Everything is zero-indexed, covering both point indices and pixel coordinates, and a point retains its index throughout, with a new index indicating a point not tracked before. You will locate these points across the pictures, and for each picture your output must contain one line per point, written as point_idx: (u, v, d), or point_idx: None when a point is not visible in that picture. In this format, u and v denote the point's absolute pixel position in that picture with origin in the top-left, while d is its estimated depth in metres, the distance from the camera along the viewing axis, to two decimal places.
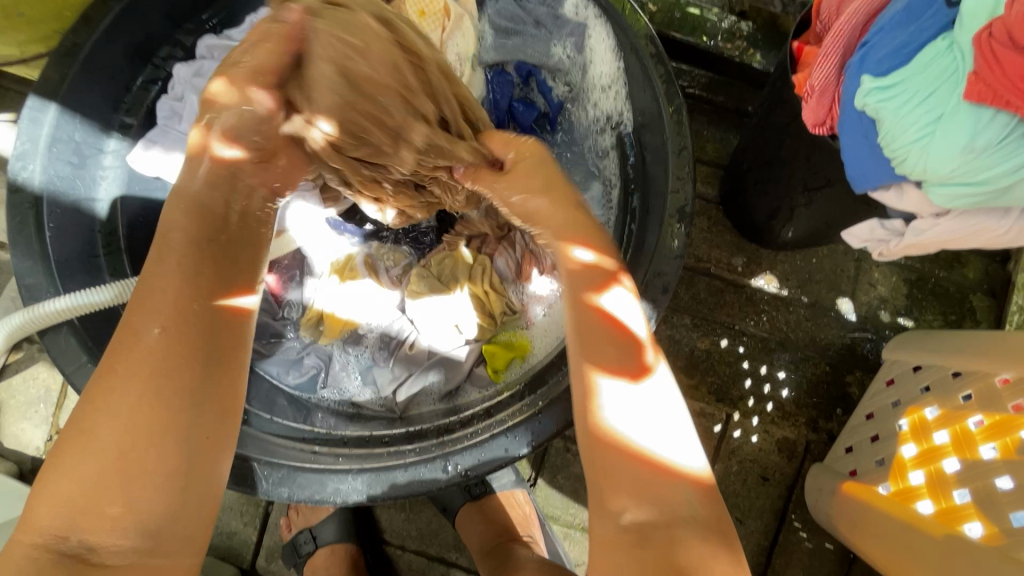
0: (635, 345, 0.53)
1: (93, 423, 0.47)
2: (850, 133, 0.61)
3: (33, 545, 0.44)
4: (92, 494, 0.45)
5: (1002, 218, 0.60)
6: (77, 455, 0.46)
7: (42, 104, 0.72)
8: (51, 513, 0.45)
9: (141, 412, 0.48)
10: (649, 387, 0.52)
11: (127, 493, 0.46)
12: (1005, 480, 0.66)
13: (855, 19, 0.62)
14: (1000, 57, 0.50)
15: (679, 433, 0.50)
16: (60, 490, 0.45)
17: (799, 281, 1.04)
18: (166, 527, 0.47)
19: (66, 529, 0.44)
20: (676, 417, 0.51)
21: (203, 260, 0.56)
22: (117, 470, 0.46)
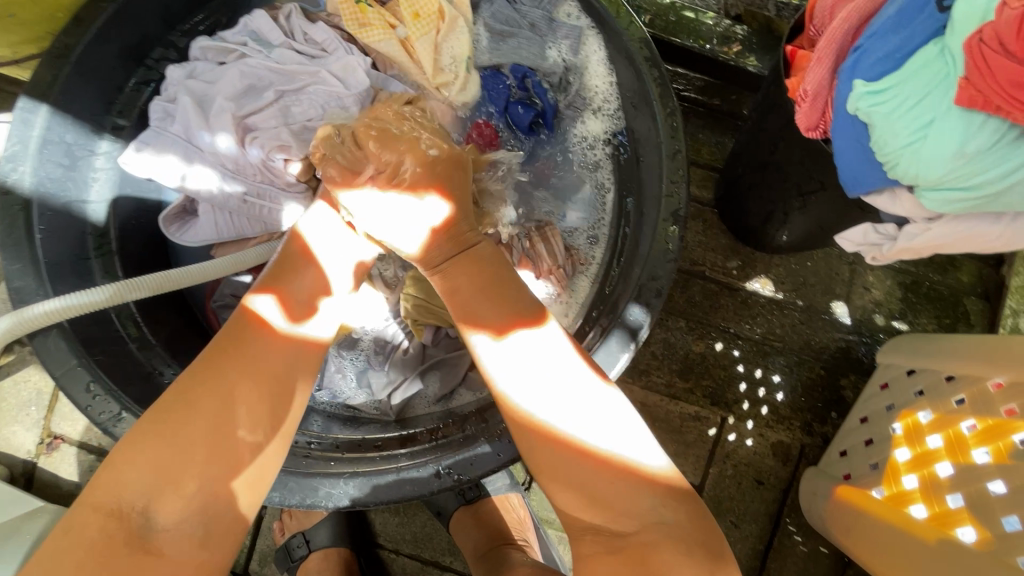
0: (573, 367, 0.58)
1: (192, 399, 0.53)
2: (843, 138, 0.61)
3: (106, 509, 0.48)
4: (178, 473, 0.50)
5: (994, 223, 0.60)
6: (167, 429, 0.51)
7: (33, 105, 0.71)
8: (141, 481, 0.49)
9: (233, 410, 0.53)
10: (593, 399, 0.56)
11: (201, 478, 0.51)
12: (998, 484, 0.66)
13: (848, 24, 0.63)
14: (991, 63, 0.49)
15: (623, 439, 0.55)
16: (148, 457, 0.50)
17: (794, 284, 1.05)
18: (221, 519, 0.52)
19: (141, 504, 0.49)
20: (625, 420, 0.56)
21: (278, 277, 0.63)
22: (203, 455, 0.51)
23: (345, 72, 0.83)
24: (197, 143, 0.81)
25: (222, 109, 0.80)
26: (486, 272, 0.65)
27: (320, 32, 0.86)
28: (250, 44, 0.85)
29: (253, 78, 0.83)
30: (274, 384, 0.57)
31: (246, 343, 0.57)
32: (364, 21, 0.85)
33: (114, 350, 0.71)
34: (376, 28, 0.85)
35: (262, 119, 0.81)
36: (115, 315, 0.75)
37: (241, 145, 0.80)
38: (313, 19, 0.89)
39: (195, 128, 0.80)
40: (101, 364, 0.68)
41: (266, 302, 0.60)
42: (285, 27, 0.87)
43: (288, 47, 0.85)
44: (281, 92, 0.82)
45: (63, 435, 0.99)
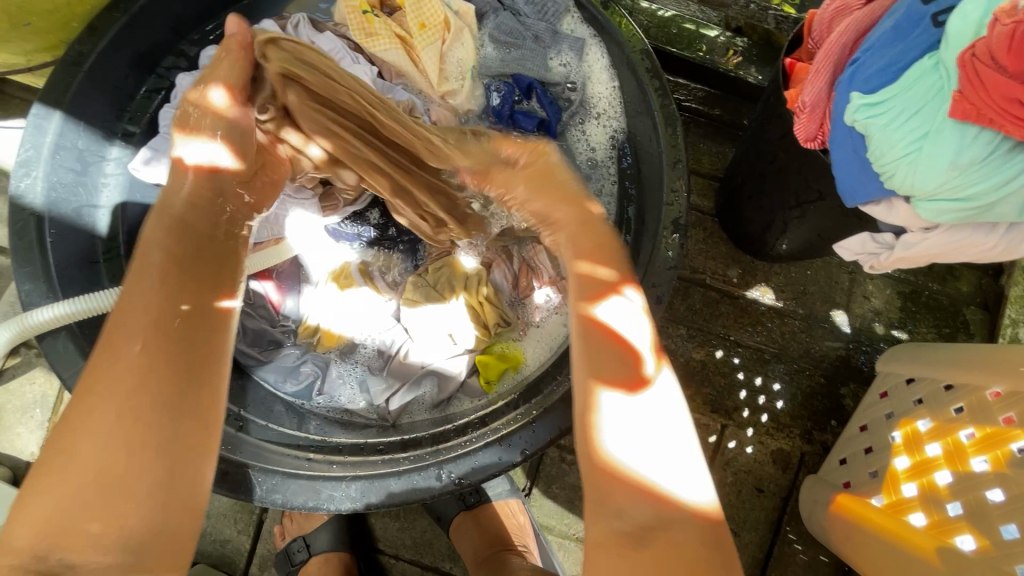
0: (637, 367, 0.51)
1: (77, 425, 0.45)
2: (840, 149, 0.63)
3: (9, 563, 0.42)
4: (76, 512, 0.43)
5: (990, 234, 0.61)
6: (61, 466, 0.44)
7: (46, 112, 0.73)
8: (32, 534, 0.42)
9: (125, 434, 0.45)
10: (649, 405, 0.50)
11: (111, 512, 0.43)
12: (996, 492, 0.67)
13: (845, 39, 0.64)
14: (982, 76, 0.50)
15: (684, 466, 0.48)
16: (38, 508, 0.43)
17: (794, 293, 1.05)
18: (146, 544, 0.44)
19: (43, 548, 0.42)
20: (680, 443, 0.49)
21: (173, 275, 0.52)
22: (101, 487, 0.43)
23: None
24: None
25: None
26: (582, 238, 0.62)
27: (326, 42, 0.87)
28: None
29: None
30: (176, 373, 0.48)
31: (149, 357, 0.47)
32: (370, 31, 0.87)
33: None
34: (382, 37, 0.86)
35: None
36: None
37: None
38: (320, 28, 0.90)
39: None
40: None
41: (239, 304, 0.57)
42: (292, 36, 0.89)
43: None
44: None
45: None
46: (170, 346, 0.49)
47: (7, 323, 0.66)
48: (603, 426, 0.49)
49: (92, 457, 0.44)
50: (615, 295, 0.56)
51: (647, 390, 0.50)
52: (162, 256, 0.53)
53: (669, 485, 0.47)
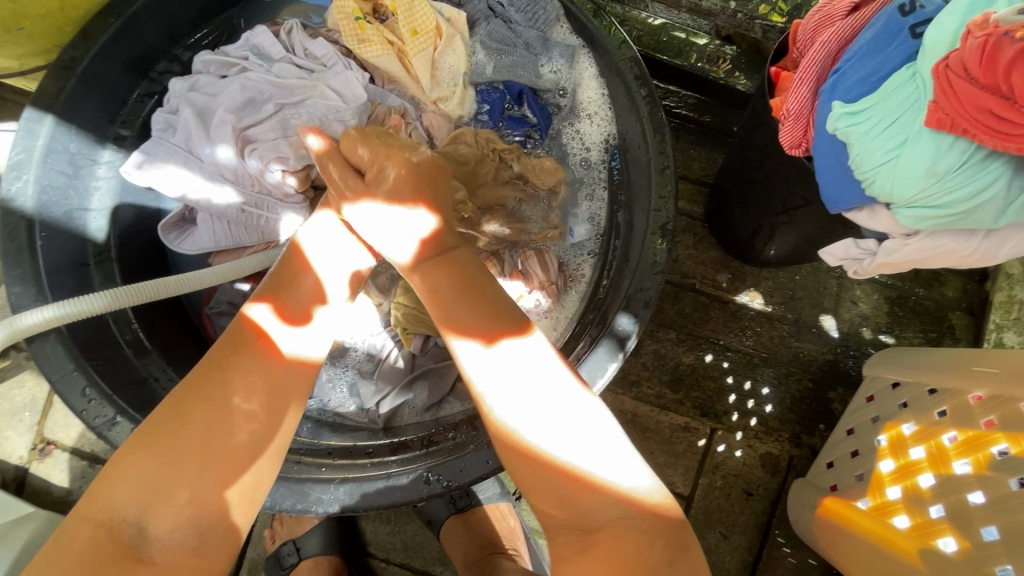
0: (540, 378, 0.56)
1: (186, 407, 0.52)
2: (823, 156, 0.64)
3: (98, 524, 0.48)
4: (166, 481, 0.49)
5: (968, 240, 0.62)
6: (160, 438, 0.51)
7: (38, 115, 0.73)
8: (129, 494, 0.49)
9: (220, 424, 0.52)
10: (557, 405, 0.54)
11: (193, 488, 0.50)
12: (977, 494, 0.67)
13: (827, 48, 0.65)
14: (956, 87, 0.51)
15: (612, 457, 0.53)
16: (139, 471, 0.49)
17: (783, 298, 1.06)
18: (215, 528, 0.50)
19: (130, 514, 0.48)
20: (606, 442, 0.53)
21: (277, 284, 0.62)
22: (196, 466, 0.50)
23: (344, 87, 0.86)
24: (197, 153, 0.82)
25: (223, 121, 0.82)
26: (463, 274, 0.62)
27: (319, 47, 0.88)
28: (251, 58, 0.87)
29: (254, 91, 0.84)
30: (267, 392, 0.56)
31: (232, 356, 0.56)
32: (363, 37, 0.87)
33: (111, 356, 0.72)
34: (375, 44, 0.86)
35: (261, 131, 0.82)
36: (112, 321, 0.76)
37: (241, 156, 0.82)
38: (313, 34, 0.91)
39: (197, 140, 0.81)
40: (97, 368, 0.69)
41: (263, 313, 0.59)
42: (285, 42, 0.89)
43: (288, 62, 0.87)
44: (280, 105, 0.84)
45: (56, 440, 0.99)
46: (244, 348, 0.56)
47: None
48: (529, 447, 0.53)
49: (184, 433, 0.51)
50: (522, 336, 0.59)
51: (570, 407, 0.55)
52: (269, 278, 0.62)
53: (600, 473, 0.51)
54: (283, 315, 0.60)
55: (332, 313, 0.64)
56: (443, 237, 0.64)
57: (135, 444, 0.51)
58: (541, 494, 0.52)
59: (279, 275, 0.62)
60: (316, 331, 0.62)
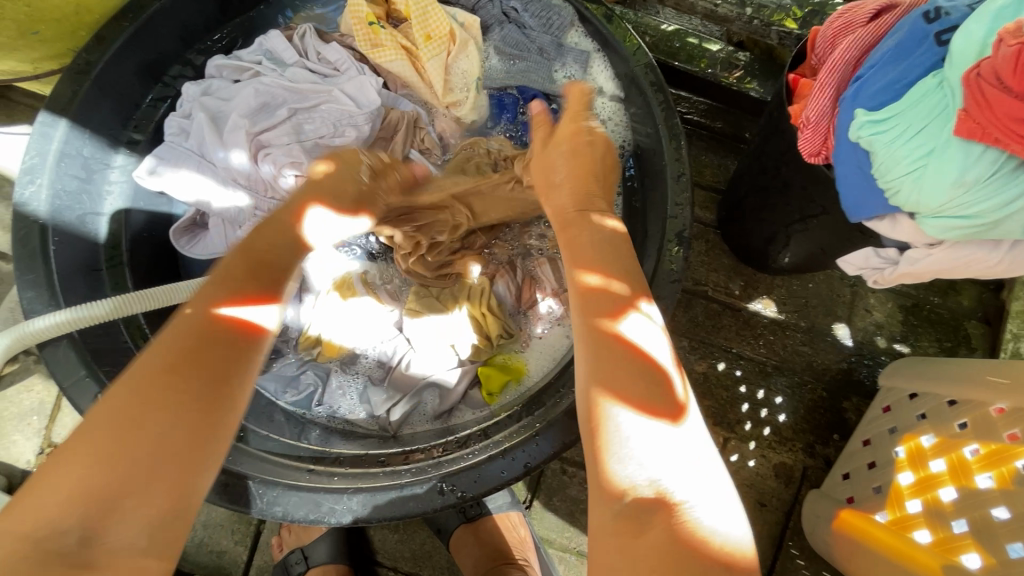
0: (642, 386, 0.48)
1: (123, 408, 0.44)
2: (845, 165, 0.63)
3: (22, 539, 0.39)
4: (116, 486, 0.41)
5: (993, 250, 0.61)
6: (97, 440, 0.43)
7: (53, 119, 0.73)
8: (62, 504, 0.40)
9: (186, 417, 0.45)
10: (652, 405, 0.47)
11: (146, 490, 0.42)
12: (1001, 509, 0.67)
13: (849, 54, 0.64)
14: (989, 96, 0.50)
15: (702, 475, 0.45)
16: (71, 475, 0.41)
17: (796, 306, 1.05)
18: (172, 530, 0.43)
19: (66, 524, 0.39)
20: (700, 463, 0.45)
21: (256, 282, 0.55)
22: (156, 464, 0.43)
23: (357, 91, 0.85)
24: (210, 157, 0.82)
25: (236, 125, 0.81)
26: (586, 245, 0.61)
27: (333, 53, 0.88)
28: (265, 63, 0.87)
29: (268, 96, 0.84)
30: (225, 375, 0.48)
31: (209, 342, 0.49)
32: (377, 42, 0.86)
33: (123, 362, 0.72)
34: (388, 48, 0.86)
35: (274, 135, 0.82)
36: (124, 326, 0.75)
37: (255, 161, 0.82)
38: (326, 39, 0.91)
39: (210, 144, 0.81)
40: (108, 374, 0.69)
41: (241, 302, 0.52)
42: (299, 46, 0.89)
43: (302, 66, 0.87)
44: (293, 110, 0.84)
45: (63, 444, 0.99)
46: (224, 344, 0.49)
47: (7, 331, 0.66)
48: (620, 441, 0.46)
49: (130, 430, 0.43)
50: (634, 312, 0.54)
51: (672, 407, 0.48)
52: (242, 261, 0.56)
53: (680, 493, 0.43)
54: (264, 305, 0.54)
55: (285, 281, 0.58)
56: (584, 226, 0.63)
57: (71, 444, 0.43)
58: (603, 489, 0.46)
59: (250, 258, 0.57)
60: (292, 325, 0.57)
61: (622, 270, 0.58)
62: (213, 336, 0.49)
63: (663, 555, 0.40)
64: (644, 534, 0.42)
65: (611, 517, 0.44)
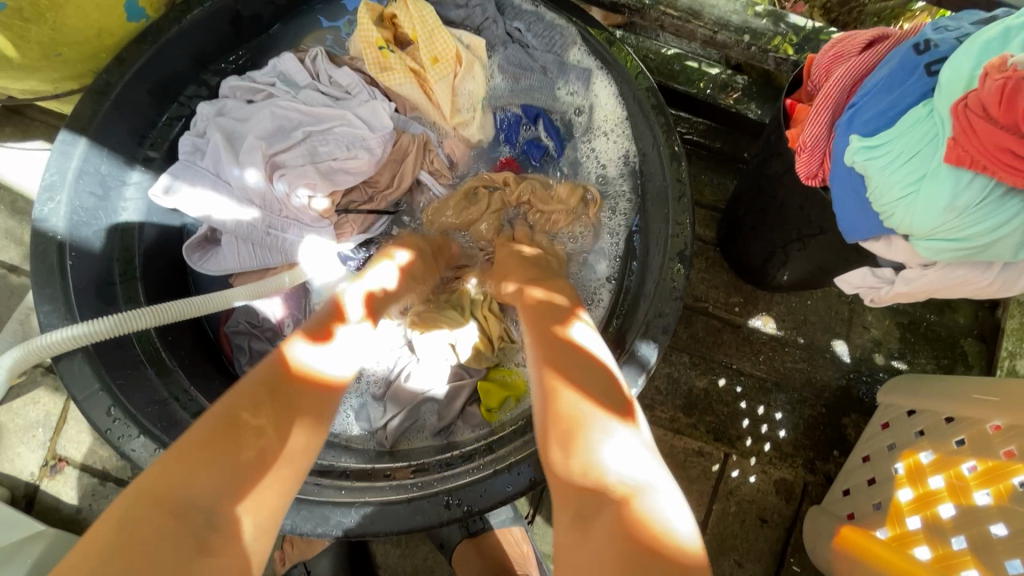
0: (586, 383, 0.56)
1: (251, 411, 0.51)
2: (841, 188, 0.65)
3: (169, 515, 0.43)
4: (246, 476, 0.48)
5: (985, 272, 0.63)
6: (233, 435, 0.49)
7: (72, 138, 0.76)
8: (207, 485, 0.46)
9: (296, 435, 0.53)
10: (595, 392, 0.55)
11: (265, 484, 0.49)
12: (999, 526, 0.68)
13: (843, 82, 0.67)
14: (976, 126, 0.52)
15: (642, 459, 0.49)
16: (213, 463, 0.47)
17: (795, 322, 1.07)
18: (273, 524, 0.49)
19: (205, 504, 0.45)
20: (640, 447, 0.51)
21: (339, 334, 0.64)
22: (276, 465, 0.50)
23: (371, 115, 0.88)
24: (225, 176, 0.84)
25: (253, 147, 0.84)
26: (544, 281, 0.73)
27: (344, 76, 0.90)
28: (279, 85, 0.90)
29: (284, 120, 0.87)
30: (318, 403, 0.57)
31: (285, 381, 0.55)
32: (385, 65, 0.89)
33: (135, 376, 0.73)
34: (397, 72, 0.88)
35: (290, 156, 0.85)
36: (136, 340, 0.77)
37: (270, 181, 0.84)
38: (337, 62, 0.94)
39: (225, 164, 0.83)
40: (121, 387, 0.70)
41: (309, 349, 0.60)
42: (311, 69, 0.91)
43: (314, 89, 0.90)
44: (308, 133, 0.86)
45: (68, 457, 0.99)
46: (304, 391, 0.56)
47: (16, 346, 0.66)
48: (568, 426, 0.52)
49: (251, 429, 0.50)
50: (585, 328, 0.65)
51: (613, 395, 0.55)
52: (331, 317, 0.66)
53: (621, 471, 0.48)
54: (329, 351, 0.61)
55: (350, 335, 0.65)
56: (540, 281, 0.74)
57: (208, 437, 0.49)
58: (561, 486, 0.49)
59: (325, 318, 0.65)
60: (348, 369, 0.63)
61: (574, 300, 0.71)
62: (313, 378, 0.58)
63: (612, 534, 0.43)
64: (592, 528, 0.44)
65: (568, 519, 0.47)
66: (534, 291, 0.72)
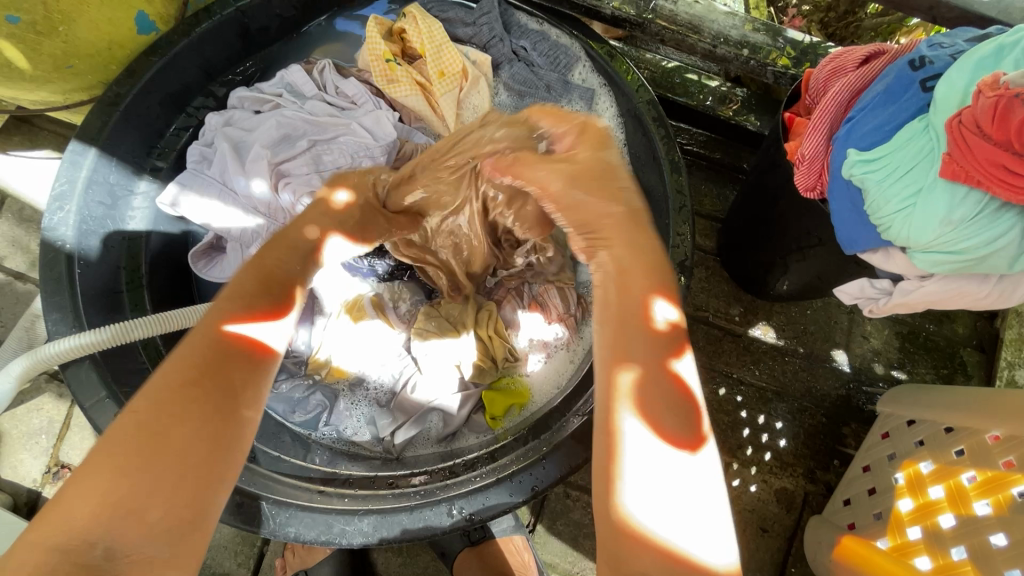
0: (665, 427, 0.44)
1: (148, 418, 0.42)
2: (839, 201, 0.66)
3: (49, 550, 0.37)
4: (139, 499, 0.39)
5: (982, 283, 0.64)
6: (123, 448, 0.41)
7: (82, 148, 0.77)
8: (87, 515, 0.38)
9: (206, 433, 0.43)
10: (669, 452, 0.43)
11: (172, 501, 0.40)
12: (999, 537, 0.68)
13: (841, 96, 0.68)
14: (970, 142, 0.54)
15: (715, 519, 0.42)
16: (98, 485, 0.39)
17: (795, 332, 1.08)
18: (197, 539, 0.42)
19: (93, 534, 0.38)
20: (713, 500, 0.43)
21: (263, 293, 0.52)
22: (185, 475, 0.41)
23: (374, 124, 0.89)
24: (232, 185, 0.85)
25: (258, 155, 0.85)
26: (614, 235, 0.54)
27: (350, 87, 0.92)
28: (285, 95, 0.91)
29: (289, 128, 0.88)
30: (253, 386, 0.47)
31: (222, 361, 0.46)
32: (392, 77, 0.91)
33: (140, 383, 0.74)
34: (403, 84, 0.90)
35: (294, 165, 0.86)
36: (142, 347, 0.77)
37: (275, 190, 0.85)
38: (344, 74, 0.95)
39: (231, 173, 0.84)
40: (127, 394, 0.71)
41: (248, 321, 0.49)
42: (318, 80, 0.93)
43: (320, 99, 0.91)
44: (313, 141, 0.88)
45: (71, 464, 1.00)
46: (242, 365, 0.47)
47: (25, 353, 0.68)
48: (632, 481, 0.42)
49: (155, 437, 0.41)
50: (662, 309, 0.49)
51: (688, 432, 0.44)
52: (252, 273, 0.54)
53: (690, 541, 0.41)
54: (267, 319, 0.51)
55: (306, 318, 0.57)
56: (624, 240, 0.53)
57: (94, 453, 0.41)
58: (610, 541, 0.43)
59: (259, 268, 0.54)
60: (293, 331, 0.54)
61: (650, 259, 0.52)
62: (223, 358, 0.46)
63: None
64: None
65: None
66: (612, 247, 0.54)
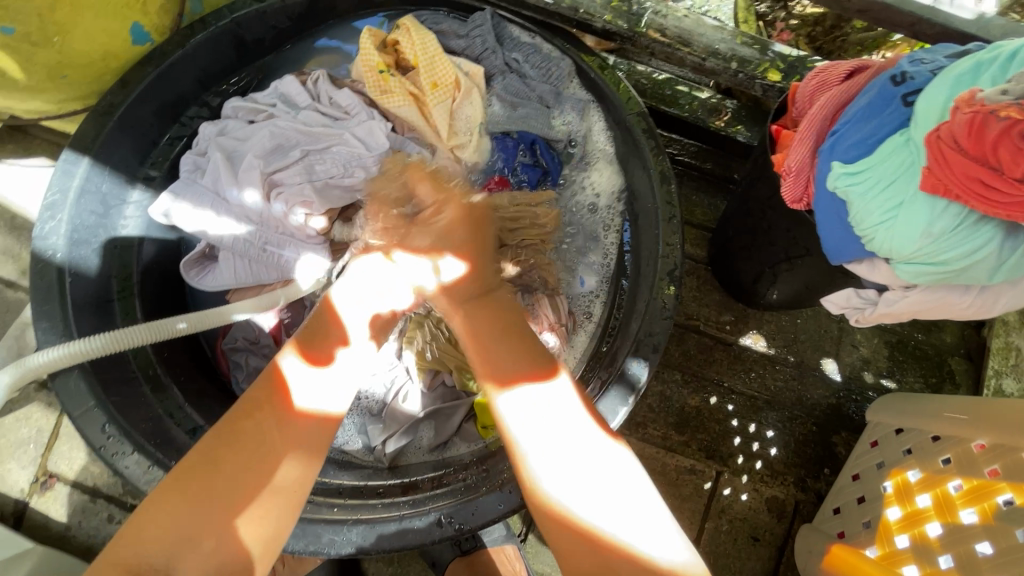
0: (571, 423, 0.57)
1: (217, 458, 0.54)
2: (825, 212, 0.67)
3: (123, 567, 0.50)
4: (197, 529, 0.52)
5: (964, 293, 0.65)
6: (193, 483, 0.53)
7: (76, 157, 0.77)
8: (157, 540, 0.51)
9: (258, 475, 0.55)
10: (582, 456, 0.55)
11: (221, 534, 0.52)
12: (985, 545, 0.68)
13: (825, 110, 0.70)
14: (948, 156, 0.55)
15: (631, 503, 0.54)
16: (168, 516, 0.52)
17: (785, 341, 1.08)
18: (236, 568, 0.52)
19: (156, 556, 0.51)
20: (625, 488, 0.54)
21: (313, 334, 0.64)
22: (234, 509, 0.53)
23: (367, 135, 0.90)
24: (224, 195, 0.85)
25: (251, 165, 0.85)
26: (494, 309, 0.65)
27: (344, 97, 0.93)
28: (279, 105, 0.92)
29: (282, 138, 0.88)
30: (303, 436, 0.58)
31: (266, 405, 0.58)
32: (385, 88, 0.91)
33: (128, 392, 0.74)
34: (397, 95, 0.90)
35: (287, 175, 0.86)
36: (132, 356, 0.77)
37: (267, 200, 0.86)
38: (338, 84, 0.96)
39: (225, 183, 0.84)
40: (117, 404, 0.71)
41: (290, 363, 0.61)
42: (312, 91, 0.94)
43: (314, 109, 0.92)
44: (306, 151, 0.88)
45: (59, 474, 0.99)
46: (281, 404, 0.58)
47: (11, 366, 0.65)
48: (554, 493, 0.54)
49: (213, 474, 0.54)
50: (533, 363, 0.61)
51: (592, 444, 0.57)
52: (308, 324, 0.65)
53: (615, 526, 0.52)
54: (307, 358, 0.62)
55: (354, 356, 0.64)
56: (484, 281, 0.68)
57: (171, 483, 0.54)
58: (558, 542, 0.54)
59: (310, 327, 0.65)
60: (333, 374, 0.62)
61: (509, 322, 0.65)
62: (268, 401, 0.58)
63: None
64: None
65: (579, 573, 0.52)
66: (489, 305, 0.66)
